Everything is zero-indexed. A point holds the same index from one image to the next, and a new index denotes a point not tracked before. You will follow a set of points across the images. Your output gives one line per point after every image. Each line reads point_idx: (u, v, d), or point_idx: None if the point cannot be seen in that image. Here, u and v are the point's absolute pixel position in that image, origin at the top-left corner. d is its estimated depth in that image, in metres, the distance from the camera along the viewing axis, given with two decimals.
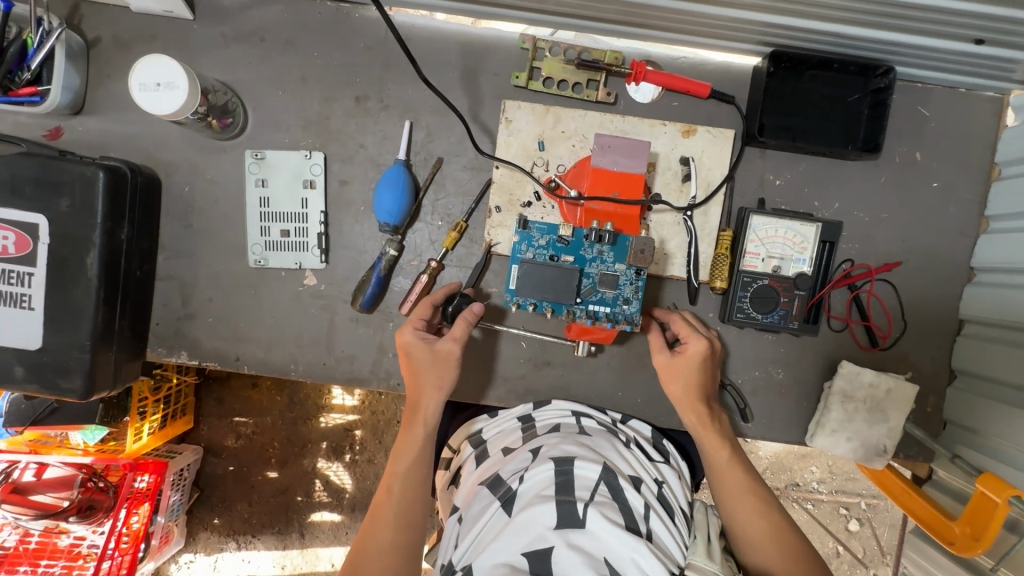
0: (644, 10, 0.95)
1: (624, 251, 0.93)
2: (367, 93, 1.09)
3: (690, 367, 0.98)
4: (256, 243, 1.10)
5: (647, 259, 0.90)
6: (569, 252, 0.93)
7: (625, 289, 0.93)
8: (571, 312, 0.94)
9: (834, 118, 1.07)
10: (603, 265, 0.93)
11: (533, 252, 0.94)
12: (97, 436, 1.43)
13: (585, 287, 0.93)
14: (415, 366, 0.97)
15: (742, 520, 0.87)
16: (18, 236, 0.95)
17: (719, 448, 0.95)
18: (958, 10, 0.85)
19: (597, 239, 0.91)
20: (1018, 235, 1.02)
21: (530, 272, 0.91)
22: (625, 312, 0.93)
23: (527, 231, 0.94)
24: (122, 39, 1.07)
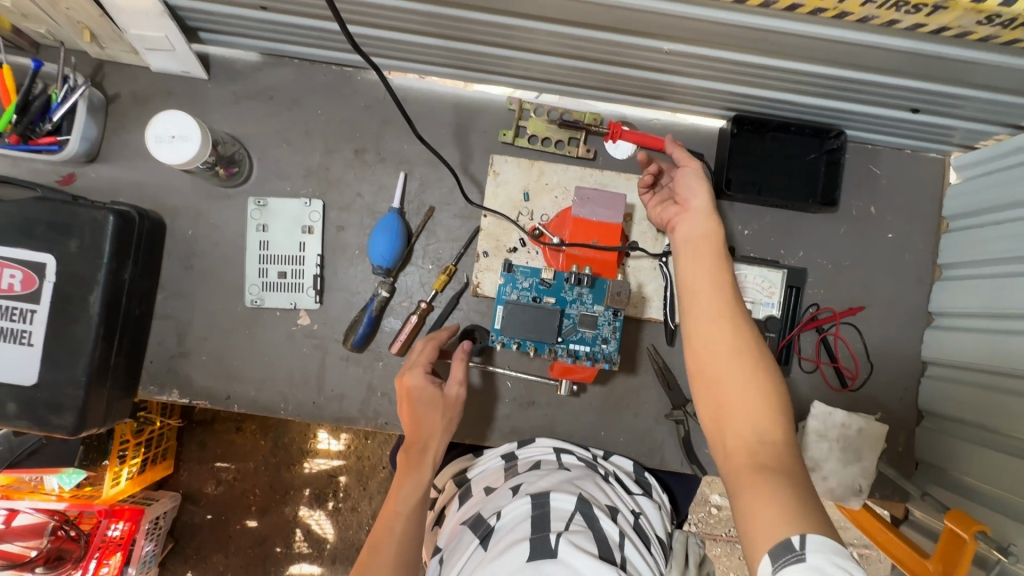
0: (619, 79, 1.06)
1: (603, 293, 0.98)
2: (366, 147, 1.17)
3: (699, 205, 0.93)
4: (252, 284, 1.15)
5: (624, 300, 0.97)
6: (551, 293, 0.99)
7: (603, 329, 0.98)
8: (552, 351, 0.98)
9: (794, 174, 1.17)
10: (582, 306, 0.98)
11: (517, 293, 0.99)
12: (73, 481, 1.39)
13: (566, 327, 0.98)
14: (420, 408, 1.01)
15: (707, 361, 0.77)
16: (24, 275, 0.99)
17: (705, 289, 0.82)
18: (894, 86, 0.97)
19: (576, 281, 0.97)
20: (968, 282, 1.10)
21: (513, 313, 0.96)
22: (603, 351, 0.98)
23: (512, 274, 1.00)
24: (140, 95, 1.16)
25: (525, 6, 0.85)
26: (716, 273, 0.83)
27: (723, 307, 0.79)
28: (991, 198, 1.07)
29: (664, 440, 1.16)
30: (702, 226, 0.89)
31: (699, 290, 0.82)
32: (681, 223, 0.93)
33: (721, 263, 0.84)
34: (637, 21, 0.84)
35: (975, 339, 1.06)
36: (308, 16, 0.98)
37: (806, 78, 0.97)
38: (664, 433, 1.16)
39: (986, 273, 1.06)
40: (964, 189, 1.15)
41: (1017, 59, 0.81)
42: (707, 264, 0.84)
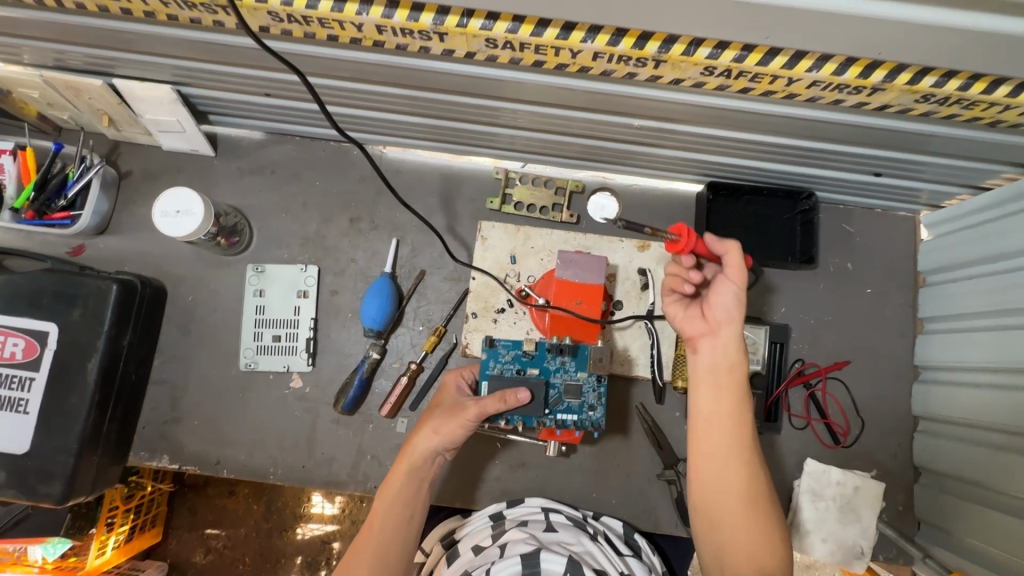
0: (597, 151, 1.13)
1: (586, 360, 1.00)
2: (361, 216, 1.24)
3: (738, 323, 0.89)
4: (247, 348, 1.18)
5: (607, 365, 0.98)
6: (534, 364, 1.00)
7: (589, 396, 0.99)
8: (539, 423, 0.98)
9: (771, 234, 1.22)
10: (566, 374, 1.00)
11: (501, 367, 1.01)
12: (58, 551, 1.36)
13: (552, 398, 0.99)
14: (441, 403, 1.03)
15: (718, 501, 0.83)
16: (27, 343, 1.02)
17: (715, 419, 0.86)
18: (853, 157, 1.03)
19: (557, 351, 0.99)
20: (949, 337, 1.12)
21: (497, 385, 0.97)
22: (588, 419, 0.99)
23: (494, 348, 1.01)
24: (150, 171, 1.24)
25: (506, 92, 0.93)
26: (733, 414, 0.86)
27: (741, 450, 0.84)
28: (961, 254, 1.11)
29: (657, 501, 1.15)
30: (724, 356, 0.88)
31: (718, 430, 0.86)
32: (703, 343, 0.90)
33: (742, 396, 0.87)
34: (608, 103, 0.92)
35: (962, 394, 1.07)
36: (308, 102, 1.07)
37: (771, 149, 1.03)
38: (657, 494, 1.15)
39: (966, 327, 1.09)
40: (935, 245, 1.19)
41: (963, 131, 0.87)
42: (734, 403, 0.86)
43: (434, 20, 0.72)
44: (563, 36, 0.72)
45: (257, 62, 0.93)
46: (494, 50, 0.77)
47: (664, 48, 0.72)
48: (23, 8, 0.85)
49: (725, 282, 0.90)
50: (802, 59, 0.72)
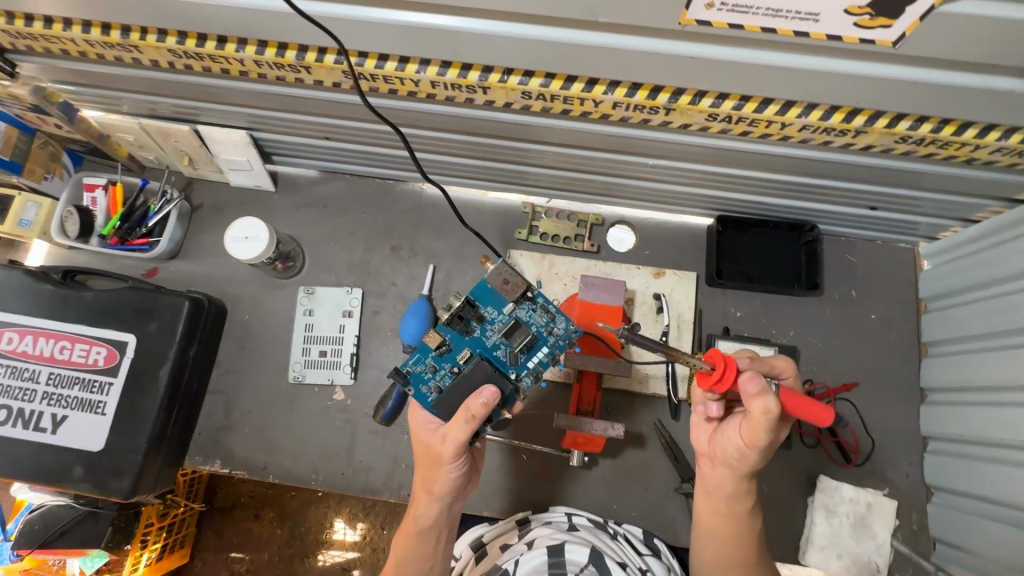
0: (615, 187, 1.26)
1: (492, 293, 0.93)
2: (402, 244, 1.37)
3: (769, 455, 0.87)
4: (296, 362, 1.29)
5: (516, 281, 0.90)
6: (457, 352, 0.91)
7: (534, 318, 0.92)
8: (522, 384, 0.90)
9: (778, 264, 1.32)
10: (493, 324, 0.92)
11: (437, 381, 0.90)
12: (94, 565, 1.39)
13: (509, 354, 0.91)
14: (419, 452, 0.96)
15: None
16: (108, 351, 1.15)
17: (719, 526, 0.93)
18: (849, 194, 1.14)
19: (463, 317, 0.91)
20: (951, 359, 1.19)
21: (448, 401, 0.88)
22: (561, 336, 0.91)
23: (412, 374, 0.90)
24: (218, 204, 1.41)
25: (536, 135, 1.07)
26: (733, 526, 0.92)
27: (739, 563, 0.91)
28: (958, 281, 1.19)
29: (676, 515, 1.20)
30: (722, 483, 0.91)
31: (716, 539, 0.93)
32: (705, 462, 0.95)
33: (747, 511, 0.92)
34: (626, 145, 1.05)
35: (966, 412, 1.12)
36: (363, 144, 1.23)
37: (774, 185, 1.14)
38: (675, 507, 1.20)
39: (966, 349, 1.15)
40: (934, 274, 1.27)
41: (947, 169, 0.98)
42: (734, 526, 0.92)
43: (480, 77, 0.87)
44: (587, 89, 0.86)
45: (324, 111, 1.09)
46: (529, 100, 0.92)
47: (673, 98, 0.85)
48: (139, 68, 1.03)
49: (739, 423, 0.86)
50: (791, 107, 0.85)
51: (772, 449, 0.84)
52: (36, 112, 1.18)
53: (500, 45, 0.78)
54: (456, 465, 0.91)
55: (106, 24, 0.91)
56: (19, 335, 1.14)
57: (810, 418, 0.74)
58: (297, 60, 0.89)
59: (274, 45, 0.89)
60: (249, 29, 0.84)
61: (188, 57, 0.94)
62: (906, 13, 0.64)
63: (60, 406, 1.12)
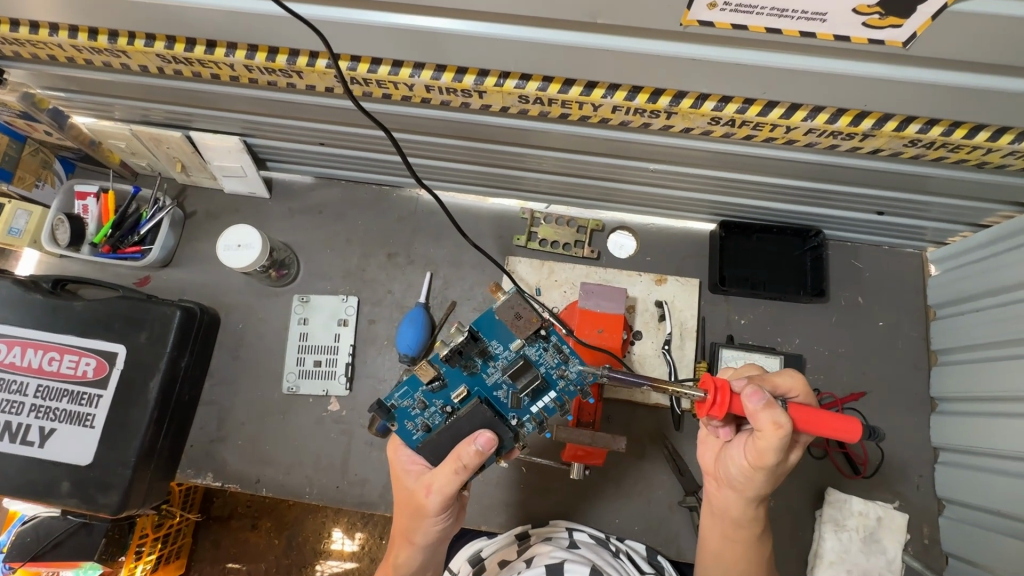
0: (616, 192, 1.23)
1: (498, 328, 0.87)
2: (398, 252, 1.35)
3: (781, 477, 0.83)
4: (290, 372, 1.27)
5: (530, 317, 0.84)
6: (453, 388, 0.87)
7: (545, 358, 0.87)
8: (523, 428, 0.87)
9: (783, 270, 1.29)
10: (497, 360, 0.87)
11: (425, 419, 0.88)
12: None
13: (510, 397, 0.87)
14: (400, 498, 0.92)
15: None
16: (97, 363, 1.12)
17: (724, 547, 0.90)
18: (855, 198, 1.11)
19: (464, 356, 0.86)
20: (961, 368, 1.16)
21: (437, 442, 0.85)
22: (571, 381, 0.86)
23: (399, 409, 0.88)
24: (212, 211, 1.39)
25: (534, 140, 1.04)
26: (739, 549, 0.88)
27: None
28: (968, 287, 1.16)
29: (679, 529, 1.16)
30: (729, 505, 0.87)
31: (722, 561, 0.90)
32: (712, 482, 0.91)
33: (756, 534, 0.89)
34: (627, 149, 1.02)
35: (977, 423, 1.09)
36: (357, 149, 1.20)
37: (779, 190, 1.11)
38: (678, 521, 1.17)
39: (977, 357, 1.12)
40: (943, 280, 1.24)
41: (957, 173, 0.95)
42: (743, 550, 0.88)
43: (476, 81, 0.85)
44: (586, 92, 0.84)
45: (318, 116, 1.07)
46: (527, 104, 0.89)
47: (675, 101, 0.83)
48: (128, 73, 1.00)
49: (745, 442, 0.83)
50: (797, 110, 0.82)
51: (780, 470, 0.81)
52: (26, 119, 1.16)
53: (497, 47, 0.76)
54: (440, 516, 0.87)
55: (94, 29, 0.88)
56: (8, 346, 1.11)
57: (829, 431, 0.71)
58: (288, 64, 0.87)
59: (265, 50, 0.86)
60: (239, 33, 0.82)
61: (177, 62, 0.92)
62: (916, 13, 0.61)
63: (48, 419, 1.10)
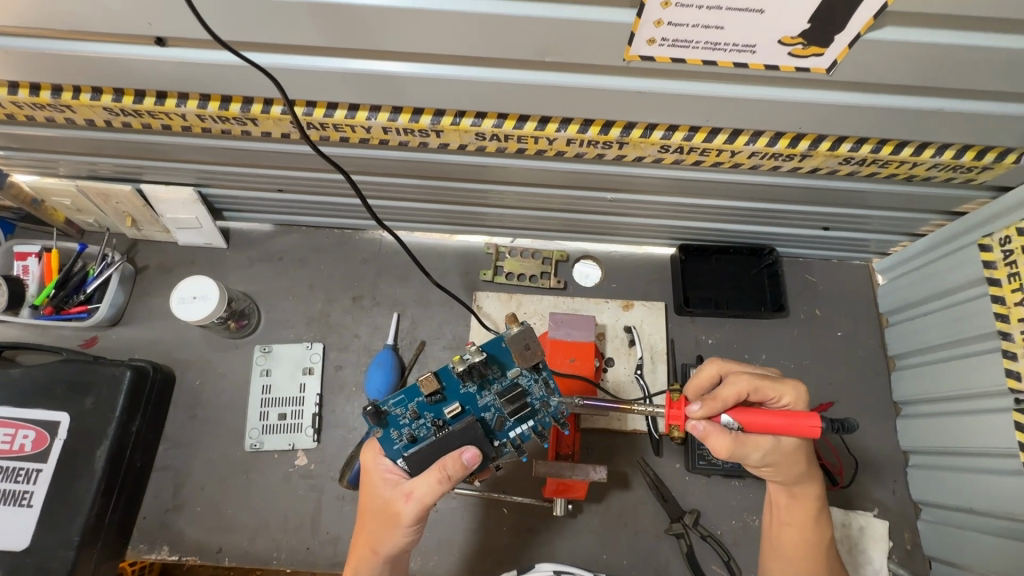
0: (578, 223, 1.26)
1: (506, 352, 0.83)
2: (364, 294, 1.33)
3: (801, 457, 0.82)
4: (253, 428, 1.20)
5: (539, 351, 0.79)
6: (447, 404, 0.83)
7: (533, 387, 0.84)
8: (500, 450, 0.86)
9: (743, 288, 1.33)
10: (492, 384, 0.83)
11: (410, 431, 0.83)
12: None
13: (494, 420, 0.84)
14: (370, 506, 0.86)
15: None
16: (37, 434, 1.04)
17: (788, 536, 0.88)
18: (802, 216, 1.17)
19: (468, 375, 0.80)
20: (918, 371, 1.21)
21: (421, 455, 0.81)
22: (551, 414, 0.84)
23: (388, 416, 0.83)
24: (165, 265, 1.34)
25: (495, 176, 1.06)
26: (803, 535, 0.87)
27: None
28: (914, 293, 1.22)
29: (669, 559, 1.13)
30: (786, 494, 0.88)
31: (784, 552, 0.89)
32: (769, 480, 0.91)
33: (815, 514, 0.88)
34: (585, 180, 1.05)
35: (941, 422, 1.13)
36: (316, 194, 1.20)
37: (731, 211, 1.16)
38: (667, 551, 1.14)
39: (933, 360, 1.17)
40: (891, 288, 1.30)
41: (889, 187, 1.02)
42: (797, 534, 0.87)
43: (432, 121, 0.86)
44: (540, 127, 0.86)
45: (276, 163, 1.06)
46: (484, 141, 0.91)
47: (625, 132, 0.86)
48: (74, 129, 0.98)
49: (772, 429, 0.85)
50: (739, 135, 0.87)
51: (787, 452, 0.81)
52: None
53: (452, 87, 0.78)
54: (414, 528, 0.83)
55: (37, 85, 0.86)
56: None
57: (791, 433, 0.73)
58: (242, 112, 0.86)
59: (217, 99, 0.86)
60: (191, 82, 0.82)
61: (126, 114, 0.90)
62: (835, 42, 0.66)
63: None
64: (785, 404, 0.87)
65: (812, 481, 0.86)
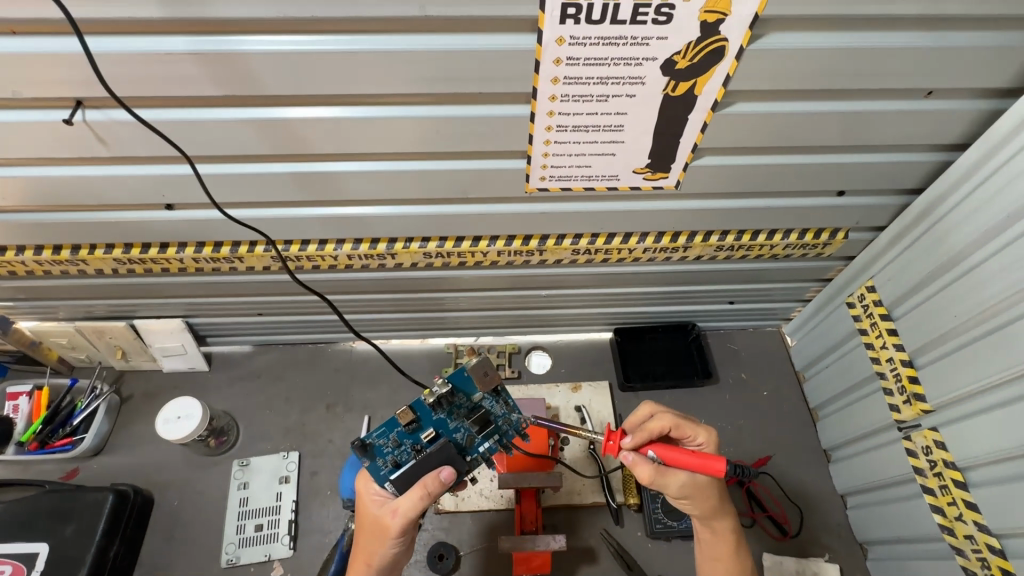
0: (523, 318, 1.45)
1: (469, 380, 0.88)
2: (336, 401, 1.44)
3: (711, 490, 0.92)
4: (230, 543, 1.24)
5: (496, 375, 0.84)
6: (423, 430, 0.90)
7: (496, 407, 0.91)
8: (472, 463, 0.93)
9: (675, 361, 1.51)
10: (460, 408, 0.90)
11: (392, 457, 0.90)
12: None
13: (466, 438, 0.91)
14: (363, 521, 0.92)
15: None
16: (14, 568, 1.07)
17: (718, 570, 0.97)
18: (706, 294, 1.40)
19: (438, 403, 0.87)
20: (834, 418, 1.37)
21: (401, 477, 0.87)
22: (514, 428, 0.93)
23: (371, 447, 0.90)
24: (149, 392, 1.44)
25: (446, 285, 1.27)
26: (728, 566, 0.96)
27: None
28: (815, 350, 1.42)
29: None
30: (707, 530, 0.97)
31: None
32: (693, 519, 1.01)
33: (734, 545, 0.97)
34: (522, 281, 1.27)
35: (862, 462, 1.26)
36: (293, 315, 1.37)
37: (648, 296, 1.38)
38: None
39: (843, 406, 1.34)
40: (800, 348, 1.50)
41: (763, 265, 1.26)
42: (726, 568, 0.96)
43: (388, 246, 1.08)
44: (474, 244, 1.09)
45: (258, 291, 1.25)
46: (431, 258, 1.13)
47: (542, 241, 1.10)
48: (82, 277, 1.15)
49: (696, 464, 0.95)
50: (631, 236, 1.11)
51: (699, 485, 0.91)
52: None
53: (400, 220, 1.01)
54: (401, 541, 0.88)
55: (58, 246, 1.05)
56: None
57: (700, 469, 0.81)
58: (232, 253, 1.07)
59: (211, 244, 1.06)
60: (191, 233, 1.03)
61: (131, 262, 1.09)
62: (673, 168, 0.92)
63: None
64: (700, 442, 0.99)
65: (726, 515, 0.96)
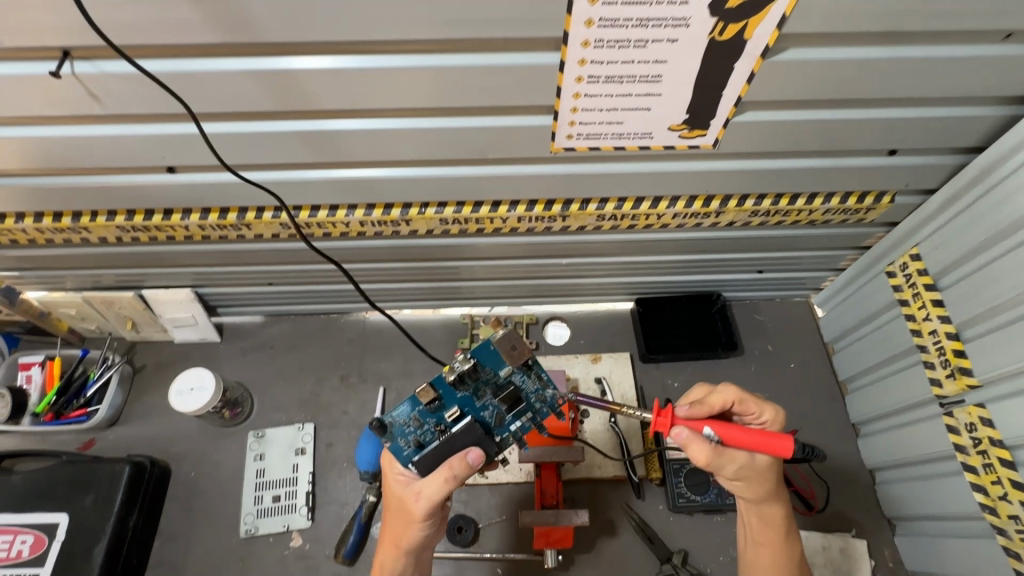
0: (541, 288, 1.40)
1: (496, 355, 0.82)
2: (350, 373, 1.41)
3: (769, 474, 0.88)
4: (248, 514, 1.23)
5: (525, 351, 0.77)
6: (446, 409, 0.86)
7: (526, 383, 0.85)
8: (502, 443, 0.91)
9: (699, 332, 1.46)
10: (487, 384, 0.85)
11: (416, 437, 0.88)
12: None
13: (494, 417, 0.88)
14: (389, 504, 0.90)
15: None
16: (36, 538, 1.08)
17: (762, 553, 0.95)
18: (735, 263, 1.33)
19: (462, 380, 0.82)
20: (865, 391, 1.32)
21: (426, 459, 0.85)
22: (546, 405, 0.88)
23: (393, 426, 0.88)
24: (161, 363, 1.42)
25: (462, 253, 1.21)
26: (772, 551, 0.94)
27: None
28: (848, 321, 1.36)
29: None
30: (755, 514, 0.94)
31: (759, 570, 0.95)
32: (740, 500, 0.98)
33: (783, 530, 0.94)
34: (542, 250, 1.21)
35: (895, 437, 1.22)
36: (304, 284, 1.33)
37: (673, 265, 1.31)
38: None
39: (875, 380, 1.28)
40: (831, 319, 1.44)
41: (798, 231, 1.19)
42: (769, 553, 0.94)
43: (402, 212, 1.02)
44: (493, 209, 1.03)
45: (268, 260, 1.20)
46: (447, 225, 1.06)
47: (565, 207, 1.03)
48: (85, 246, 1.11)
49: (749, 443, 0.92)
50: (660, 201, 1.04)
51: (756, 469, 0.87)
52: None
53: (415, 183, 0.95)
54: (427, 523, 0.86)
55: (58, 212, 1.01)
56: None
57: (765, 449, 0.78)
58: (238, 219, 1.01)
59: (216, 210, 1.01)
60: (194, 199, 0.97)
61: (135, 230, 1.04)
62: (712, 125, 0.84)
63: None
64: (764, 421, 0.96)
65: (779, 501, 0.92)
